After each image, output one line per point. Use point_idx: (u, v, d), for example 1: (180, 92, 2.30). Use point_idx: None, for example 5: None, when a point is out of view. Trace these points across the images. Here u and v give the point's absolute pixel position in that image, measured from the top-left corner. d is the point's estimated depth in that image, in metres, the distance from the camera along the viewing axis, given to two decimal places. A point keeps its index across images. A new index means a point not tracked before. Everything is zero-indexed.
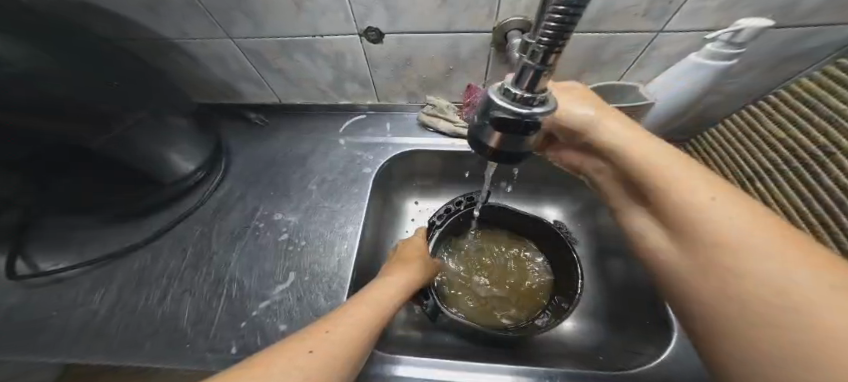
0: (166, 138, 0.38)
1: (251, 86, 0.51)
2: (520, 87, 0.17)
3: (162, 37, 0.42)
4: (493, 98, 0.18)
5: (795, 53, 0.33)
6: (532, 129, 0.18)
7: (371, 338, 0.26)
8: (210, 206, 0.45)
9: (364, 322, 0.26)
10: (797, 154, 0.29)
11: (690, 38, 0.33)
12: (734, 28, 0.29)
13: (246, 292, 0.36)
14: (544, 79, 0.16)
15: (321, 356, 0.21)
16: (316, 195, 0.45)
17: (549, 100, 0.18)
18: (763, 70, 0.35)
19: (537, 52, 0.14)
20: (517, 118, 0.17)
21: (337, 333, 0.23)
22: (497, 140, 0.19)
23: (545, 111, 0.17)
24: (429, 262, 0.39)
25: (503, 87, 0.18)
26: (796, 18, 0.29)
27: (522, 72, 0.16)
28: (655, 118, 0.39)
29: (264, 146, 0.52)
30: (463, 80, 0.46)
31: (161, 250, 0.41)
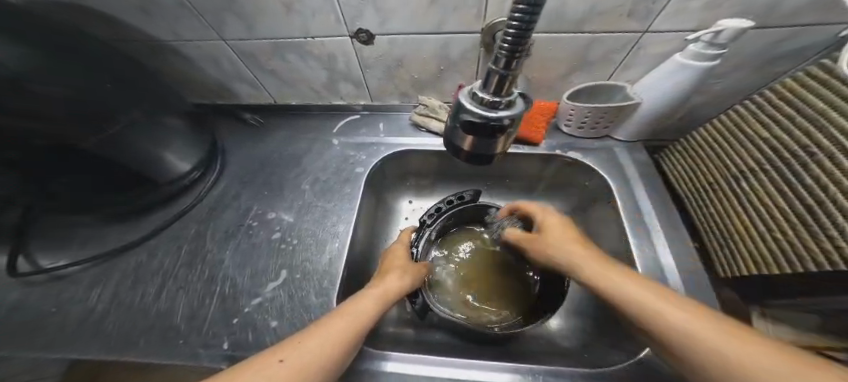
0: (161, 138, 0.38)
1: (247, 88, 0.52)
2: (487, 92, 0.17)
3: (159, 40, 0.43)
4: (463, 102, 0.18)
5: (781, 53, 0.33)
6: (499, 132, 0.18)
7: (349, 349, 0.26)
8: (206, 204, 0.46)
9: (337, 334, 0.26)
10: (780, 153, 0.29)
11: (675, 39, 0.33)
12: (715, 29, 0.28)
13: (238, 289, 0.37)
14: (510, 83, 0.16)
15: (289, 368, 0.23)
16: (309, 194, 0.46)
17: (517, 104, 0.18)
18: (750, 70, 0.35)
19: (501, 57, 0.15)
20: (483, 121, 0.17)
21: (309, 345, 0.25)
22: (469, 143, 0.19)
23: (511, 114, 0.17)
24: (419, 269, 0.39)
25: (472, 92, 0.18)
26: (780, 19, 0.29)
27: (488, 78, 0.16)
28: (643, 118, 0.39)
29: (259, 146, 0.53)
30: (454, 80, 0.46)
31: (157, 248, 0.42)
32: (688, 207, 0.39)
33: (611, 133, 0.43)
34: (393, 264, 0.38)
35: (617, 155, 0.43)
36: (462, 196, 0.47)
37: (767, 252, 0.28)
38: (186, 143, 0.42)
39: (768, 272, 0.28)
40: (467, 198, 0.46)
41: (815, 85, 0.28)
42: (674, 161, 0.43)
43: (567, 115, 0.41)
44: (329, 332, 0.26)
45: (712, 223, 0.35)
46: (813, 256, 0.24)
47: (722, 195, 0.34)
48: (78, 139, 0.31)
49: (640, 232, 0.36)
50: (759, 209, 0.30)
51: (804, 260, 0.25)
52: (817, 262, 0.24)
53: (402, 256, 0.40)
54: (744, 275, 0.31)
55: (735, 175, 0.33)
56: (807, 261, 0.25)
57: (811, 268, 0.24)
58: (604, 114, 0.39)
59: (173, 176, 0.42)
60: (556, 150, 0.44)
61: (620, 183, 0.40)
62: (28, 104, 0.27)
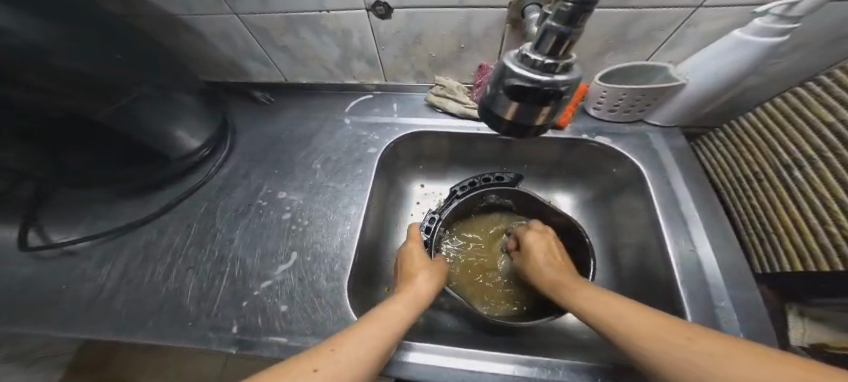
0: (173, 114, 0.37)
1: (257, 65, 0.50)
2: (542, 53, 0.15)
3: (166, 13, 0.41)
4: (509, 65, 0.16)
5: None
6: (552, 100, 0.16)
7: (382, 359, 0.25)
8: (215, 183, 0.44)
9: (369, 343, 0.24)
10: (843, 140, 0.26)
11: (740, 13, 0.30)
12: None
13: (248, 271, 0.36)
14: (569, 43, 0.14)
15: (325, 377, 0.20)
16: (320, 174, 0.44)
17: (574, 68, 0.16)
18: (814, 49, 0.32)
19: (564, 11, 0.13)
20: (535, 87, 0.15)
21: (344, 352, 0.23)
22: (511, 111, 0.18)
23: (568, 80, 0.15)
24: (437, 267, 0.39)
25: (521, 53, 0.16)
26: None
27: (545, 35, 0.14)
28: (684, 102, 0.36)
29: (269, 125, 0.51)
30: (474, 60, 0.43)
31: (166, 226, 0.41)
32: (727, 199, 0.36)
33: (643, 117, 0.40)
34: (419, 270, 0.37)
35: (650, 141, 0.40)
36: (501, 177, 0.45)
37: (818, 247, 0.26)
38: (196, 120, 0.41)
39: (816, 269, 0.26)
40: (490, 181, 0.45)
41: None
42: (714, 148, 0.40)
43: (598, 98, 0.38)
44: (361, 340, 0.24)
45: (752, 215, 0.33)
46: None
47: (768, 185, 0.32)
48: (92, 110, 0.29)
49: (675, 220, 0.34)
50: (814, 201, 0.27)
51: None
52: None
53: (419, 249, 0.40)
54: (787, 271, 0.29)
55: (787, 163, 0.30)
56: None
57: None
58: (640, 96, 0.36)
59: (184, 154, 0.41)
60: (582, 135, 0.41)
61: (652, 170, 0.38)
62: (47, 83, 0.26)
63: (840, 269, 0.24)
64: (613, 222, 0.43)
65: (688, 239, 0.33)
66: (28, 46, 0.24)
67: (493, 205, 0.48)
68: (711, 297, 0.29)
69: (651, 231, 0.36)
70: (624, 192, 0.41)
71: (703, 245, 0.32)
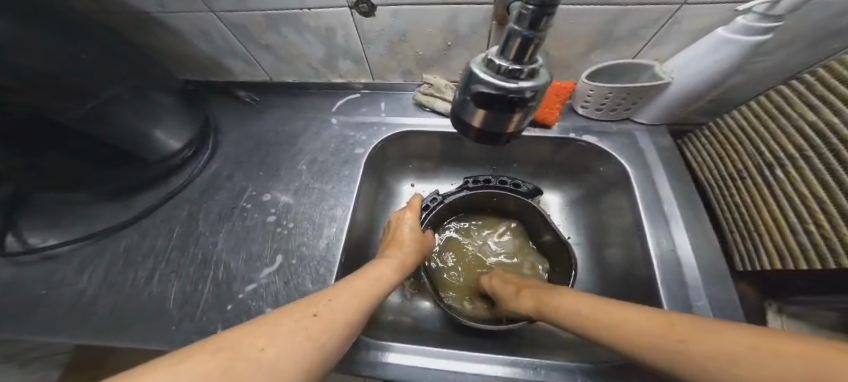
0: (148, 114, 0.36)
1: (239, 63, 0.49)
2: (506, 58, 0.15)
3: (139, 11, 0.40)
4: (475, 71, 0.16)
5: (840, 27, 0.29)
6: (518, 107, 0.16)
7: (370, 309, 0.28)
8: (197, 186, 0.44)
9: (361, 295, 0.27)
10: (825, 139, 0.26)
11: (723, 10, 0.29)
12: None
13: (233, 275, 0.35)
14: (533, 49, 0.14)
15: (323, 321, 0.23)
16: (305, 176, 0.43)
17: (540, 74, 0.16)
18: (799, 47, 0.31)
19: (525, 15, 0.12)
20: (501, 94, 0.15)
21: (338, 301, 0.25)
22: (480, 118, 0.18)
23: (533, 86, 0.15)
24: (428, 239, 0.40)
25: (487, 59, 0.16)
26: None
27: (509, 39, 0.14)
28: (669, 100, 0.36)
29: (255, 125, 0.50)
30: (462, 57, 0.43)
31: (148, 230, 0.40)
32: (712, 197, 0.36)
33: (631, 116, 0.40)
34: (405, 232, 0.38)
35: (636, 140, 0.40)
36: (518, 185, 0.43)
37: (796, 245, 0.26)
38: (175, 122, 0.40)
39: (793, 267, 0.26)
40: (484, 181, 0.44)
41: None
42: (700, 146, 0.40)
43: (585, 97, 0.38)
44: (353, 292, 0.27)
45: (735, 214, 0.33)
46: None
47: (751, 184, 0.32)
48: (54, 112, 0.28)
49: (658, 219, 0.34)
50: (794, 201, 0.27)
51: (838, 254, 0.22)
52: None
53: (410, 218, 0.40)
54: (767, 269, 0.29)
55: (769, 162, 0.30)
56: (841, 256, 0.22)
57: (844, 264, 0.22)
58: (626, 95, 0.36)
59: (163, 156, 0.40)
60: (570, 134, 0.41)
61: (637, 168, 0.38)
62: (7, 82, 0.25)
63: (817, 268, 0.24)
64: (600, 221, 0.43)
65: (670, 238, 0.33)
66: None
67: (493, 205, 0.46)
68: (694, 297, 0.29)
69: (635, 230, 0.36)
70: (611, 191, 0.41)
71: (684, 245, 0.32)
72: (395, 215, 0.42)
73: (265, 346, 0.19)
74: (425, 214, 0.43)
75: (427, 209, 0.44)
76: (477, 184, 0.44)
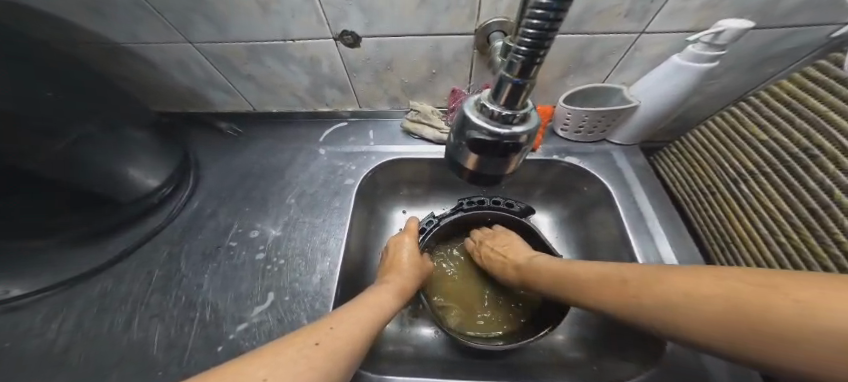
0: (121, 152, 0.34)
1: (221, 94, 0.48)
2: (498, 104, 0.16)
3: (109, 40, 0.38)
4: (469, 116, 0.17)
5: (774, 54, 0.33)
6: (512, 151, 0.17)
7: (372, 334, 0.27)
8: (179, 224, 0.42)
9: (366, 321, 0.27)
10: (779, 156, 0.29)
11: (675, 39, 0.33)
12: (716, 30, 0.27)
13: (222, 315, 0.34)
14: (523, 95, 0.15)
15: (326, 349, 0.22)
16: (295, 209, 0.43)
17: (531, 117, 0.17)
18: (742, 71, 0.35)
19: (515, 63, 0.13)
20: (494, 139, 0.16)
21: (340, 329, 0.25)
22: (474, 162, 0.18)
23: (526, 130, 0.16)
24: (424, 265, 0.40)
25: (480, 103, 0.17)
26: (772, 19, 0.29)
27: (501, 85, 0.15)
28: (639, 121, 0.38)
29: (239, 158, 0.49)
30: (446, 83, 0.44)
31: (126, 274, 0.38)
32: (688, 211, 0.39)
33: (606, 137, 0.43)
34: (403, 261, 0.38)
35: (613, 159, 0.42)
36: (512, 205, 0.44)
37: (771, 256, 0.28)
38: (152, 157, 0.38)
39: None
40: (477, 202, 0.44)
41: (812, 86, 0.28)
42: (669, 163, 0.43)
43: (564, 120, 0.40)
44: (355, 319, 0.27)
45: (712, 227, 0.35)
46: (821, 261, 0.24)
47: (721, 198, 0.34)
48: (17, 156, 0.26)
49: (643, 236, 0.36)
50: (762, 212, 0.29)
51: (811, 263, 0.25)
52: (825, 266, 0.23)
53: (408, 245, 0.40)
54: None
55: (734, 178, 0.33)
56: (814, 265, 0.24)
57: (819, 272, 0.24)
58: (602, 117, 0.38)
59: (139, 195, 0.38)
60: (553, 156, 0.43)
61: (618, 187, 0.40)
62: None
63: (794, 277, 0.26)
64: (588, 238, 0.44)
65: (654, 252, 0.35)
66: None
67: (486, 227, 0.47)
68: None
69: (620, 246, 0.38)
70: (595, 209, 0.43)
71: (668, 259, 0.34)
72: (392, 241, 0.42)
73: (268, 377, 0.18)
74: (422, 236, 0.43)
75: (423, 231, 0.44)
76: (470, 206, 0.44)
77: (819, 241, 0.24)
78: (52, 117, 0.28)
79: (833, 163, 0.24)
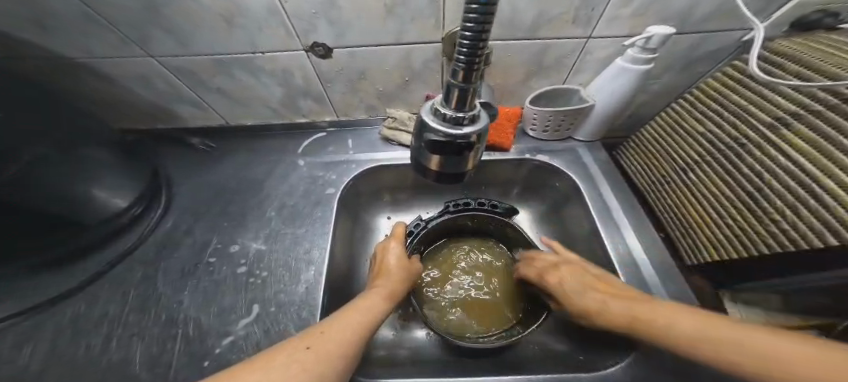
0: (84, 173, 0.33)
1: (191, 109, 0.47)
2: (450, 108, 0.17)
3: (65, 56, 0.37)
4: (426, 120, 0.18)
5: (703, 53, 0.37)
6: (466, 149, 0.18)
7: (365, 338, 0.27)
8: (154, 243, 0.41)
9: (357, 325, 0.28)
10: (716, 146, 0.32)
11: (615, 44, 0.36)
12: (645, 35, 0.31)
13: (205, 330, 0.33)
14: (470, 98, 0.17)
15: (314, 356, 0.23)
16: (275, 221, 0.43)
17: (480, 118, 0.19)
18: (677, 70, 0.39)
19: (458, 71, 0.15)
20: (449, 140, 0.17)
21: (330, 334, 0.25)
22: (436, 162, 0.19)
23: (476, 130, 0.18)
24: (413, 265, 0.40)
25: (434, 108, 0.18)
26: (694, 25, 0.33)
27: (449, 91, 0.16)
28: (598, 119, 0.41)
29: (213, 174, 0.48)
30: (419, 91, 0.46)
31: (98, 297, 0.36)
32: (650, 200, 0.42)
33: (572, 134, 0.46)
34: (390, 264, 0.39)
35: (580, 155, 0.45)
36: (496, 206, 0.45)
37: (724, 237, 0.30)
38: (118, 177, 0.37)
39: (727, 257, 0.30)
40: (462, 204, 0.45)
41: (735, 84, 0.32)
42: (630, 156, 0.46)
43: (532, 120, 0.43)
44: (345, 324, 0.27)
45: (671, 214, 0.38)
46: (762, 239, 0.26)
47: (675, 186, 0.37)
48: None
49: (611, 227, 0.39)
50: (710, 197, 0.32)
51: (757, 243, 0.27)
52: (769, 244, 0.26)
53: (395, 249, 0.41)
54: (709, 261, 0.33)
55: (683, 167, 0.36)
56: (759, 244, 0.27)
57: (765, 250, 0.26)
58: (564, 116, 0.41)
59: (109, 215, 0.37)
60: (525, 154, 0.45)
61: (586, 183, 0.43)
62: None
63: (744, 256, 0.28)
64: (563, 230, 0.47)
65: (620, 239, 0.38)
66: None
67: (470, 228, 0.48)
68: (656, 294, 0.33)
69: (592, 236, 0.40)
70: (567, 203, 0.46)
71: (634, 246, 0.37)
72: (380, 245, 0.42)
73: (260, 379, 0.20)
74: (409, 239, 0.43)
75: (411, 233, 0.44)
76: (456, 208, 0.45)
77: (758, 221, 0.27)
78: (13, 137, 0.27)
79: (760, 151, 0.27)
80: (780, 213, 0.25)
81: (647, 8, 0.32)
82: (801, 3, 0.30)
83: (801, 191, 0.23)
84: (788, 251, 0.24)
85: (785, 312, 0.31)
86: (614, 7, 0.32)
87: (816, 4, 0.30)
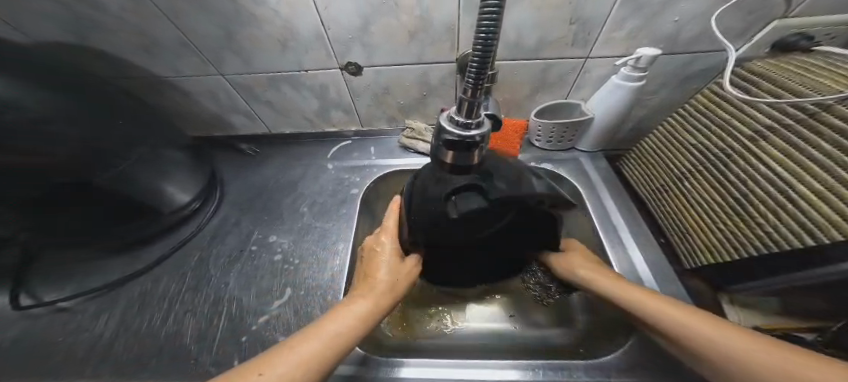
0: (162, 169, 0.41)
1: (241, 118, 0.55)
2: (462, 114, 0.21)
3: (148, 75, 0.46)
4: (443, 125, 0.22)
5: (695, 71, 0.41)
6: (473, 147, 0.22)
7: (332, 363, 0.24)
8: (206, 233, 0.48)
9: (320, 347, 0.24)
10: (705, 156, 0.35)
11: (608, 63, 0.40)
12: (635, 56, 0.35)
13: (245, 309, 0.39)
14: (477, 108, 0.21)
15: None
16: (307, 217, 0.49)
17: (485, 125, 0.23)
18: (672, 87, 0.43)
19: (467, 88, 0.19)
20: (461, 139, 0.22)
21: (281, 364, 0.21)
22: (450, 157, 0.23)
23: (481, 133, 0.22)
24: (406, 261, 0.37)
25: (450, 115, 0.23)
26: (683, 46, 0.37)
27: (461, 102, 0.21)
28: (597, 130, 0.44)
29: (255, 176, 0.56)
30: (436, 104, 0.51)
31: (161, 276, 0.43)
32: (651, 205, 0.44)
33: (575, 145, 0.49)
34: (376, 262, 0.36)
35: (582, 164, 0.49)
36: None
37: (717, 240, 0.32)
38: (186, 173, 0.45)
39: (721, 260, 0.32)
40: None
41: (718, 100, 0.36)
42: (632, 166, 0.48)
43: (537, 131, 0.47)
44: (303, 351, 0.23)
45: (670, 219, 0.40)
46: (751, 241, 0.28)
47: (673, 193, 0.40)
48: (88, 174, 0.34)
49: (609, 231, 0.42)
50: (704, 203, 0.35)
51: (748, 245, 0.29)
52: (758, 246, 0.28)
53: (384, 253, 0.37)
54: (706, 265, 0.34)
55: (679, 176, 0.39)
56: (751, 246, 0.29)
57: (754, 252, 0.28)
58: (567, 127, 0.44)
59: (176, 206, 0.44)
60: (531, 163, 0.49)
61: (588, 190, 0.46)
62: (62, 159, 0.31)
63: (736, 258, 0.30)
64: None
65: (620, 244, 0.41)
66: (28, 118, 0.29)
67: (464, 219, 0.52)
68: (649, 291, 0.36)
69: (593, 240, 0.43)
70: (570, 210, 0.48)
71: (632, 249, 0.40)
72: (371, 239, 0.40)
73: None
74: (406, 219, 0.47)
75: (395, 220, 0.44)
76: None
77: (745, 224, 0.29)
78: (106, 139, 0.34)
79: (744, 161, 0.30)
80: (764, 216, 0.27)
81: (637, 32, 0.36)
82: (777, 27, 0.34)
83: (781, 197, 0.26)
84: (774, 251, 0.26)
85: (781, 313, 0.32)
86: (608, 31, 0.36)
87: (793, 27, 0.34)
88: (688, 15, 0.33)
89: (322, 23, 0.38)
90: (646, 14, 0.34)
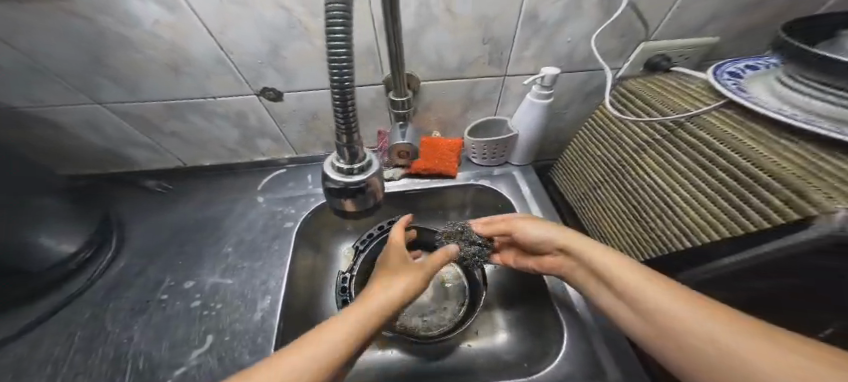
0: (35, 220, 0.34)
1: (143, 152, 0.48)
2: (344, 158, 0.20)
3: (9, 106, 0.38)
4: (328, 173, 0.21)
5: (594, 87, 0.44)
6: (363, 192, 0.21)
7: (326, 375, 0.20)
8: (105, 283, 0.40)
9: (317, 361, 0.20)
10: (611, 165, 0.38)
11: (517, 82, 0.42)
12: (540, 76, 0.37)
13: (156, 362, 0.33)
14: (358, 151, 0.20)
15: None
16: (232, 257, 0.43)
17: (372, 167, 0.21)
18: (578, 102, 0.46)
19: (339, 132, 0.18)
20: (345, 185, 0.20)
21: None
22: (345, 207, 0.21)
23: (367, 176, 0.20)
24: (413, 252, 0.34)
25: (334, 163, 0.21)
26: (580, 64, 0.40)
27: (339, 146, 0.20)
28: (524, 145, 0.46)
29: (169, 216, 0.48)
30: (373, 127, 0.49)
31: (44, 337, 0.35)
32: (576, 216, 0.46)
33: (508, 160, 0.50)
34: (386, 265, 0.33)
35: (515, 179, 0.49)
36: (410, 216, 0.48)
37: (627, 245, 0.34)
38: (70, 219, 0.37)
39: None
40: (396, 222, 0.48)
41: (610, 115, 0.39)
42: (557, 179, 0.51)
43: (472, 150, 0.47)
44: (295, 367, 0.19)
45: (590, 228, 0.42)
46: (653, 244, 0.30)
47: (589, 203, 0.42)
48: None
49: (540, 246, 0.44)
50: (614, 210, 0.37)
51: (649, 248, 0.30)
52: (657, 248, 0.29)
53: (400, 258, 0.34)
54: None
55: (593, 187, 0.41)
56: (652, 249, 0.30)
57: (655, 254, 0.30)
58: (496, 145, 0.45)
59: (53, 262, 0.36)
60: (471, 180, 0.49)
61: (521, 203, 0.47)
62: None
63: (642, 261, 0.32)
64: None
65: None
66: None
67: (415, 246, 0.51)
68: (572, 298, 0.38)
69: None
70: None
71: None
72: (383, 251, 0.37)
73: None
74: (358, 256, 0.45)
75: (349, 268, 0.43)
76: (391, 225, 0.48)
77: (646, 230, 0.31)
78: None
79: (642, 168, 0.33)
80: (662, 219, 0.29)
81: (541, 52, 0.38)
82: (643, 49, 0.39)
83: (674, 200, 0.28)
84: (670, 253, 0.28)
85: None
86: (518, 50, 0.37)
87: (655, 49, 0.39)
88: (578, 36, 0.36)
89: (221, 47, 0.34)
90: (543, 36, 0.36)
